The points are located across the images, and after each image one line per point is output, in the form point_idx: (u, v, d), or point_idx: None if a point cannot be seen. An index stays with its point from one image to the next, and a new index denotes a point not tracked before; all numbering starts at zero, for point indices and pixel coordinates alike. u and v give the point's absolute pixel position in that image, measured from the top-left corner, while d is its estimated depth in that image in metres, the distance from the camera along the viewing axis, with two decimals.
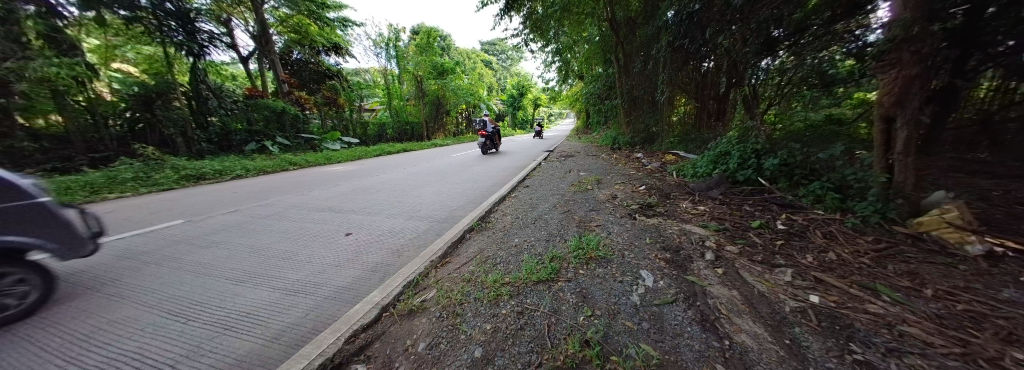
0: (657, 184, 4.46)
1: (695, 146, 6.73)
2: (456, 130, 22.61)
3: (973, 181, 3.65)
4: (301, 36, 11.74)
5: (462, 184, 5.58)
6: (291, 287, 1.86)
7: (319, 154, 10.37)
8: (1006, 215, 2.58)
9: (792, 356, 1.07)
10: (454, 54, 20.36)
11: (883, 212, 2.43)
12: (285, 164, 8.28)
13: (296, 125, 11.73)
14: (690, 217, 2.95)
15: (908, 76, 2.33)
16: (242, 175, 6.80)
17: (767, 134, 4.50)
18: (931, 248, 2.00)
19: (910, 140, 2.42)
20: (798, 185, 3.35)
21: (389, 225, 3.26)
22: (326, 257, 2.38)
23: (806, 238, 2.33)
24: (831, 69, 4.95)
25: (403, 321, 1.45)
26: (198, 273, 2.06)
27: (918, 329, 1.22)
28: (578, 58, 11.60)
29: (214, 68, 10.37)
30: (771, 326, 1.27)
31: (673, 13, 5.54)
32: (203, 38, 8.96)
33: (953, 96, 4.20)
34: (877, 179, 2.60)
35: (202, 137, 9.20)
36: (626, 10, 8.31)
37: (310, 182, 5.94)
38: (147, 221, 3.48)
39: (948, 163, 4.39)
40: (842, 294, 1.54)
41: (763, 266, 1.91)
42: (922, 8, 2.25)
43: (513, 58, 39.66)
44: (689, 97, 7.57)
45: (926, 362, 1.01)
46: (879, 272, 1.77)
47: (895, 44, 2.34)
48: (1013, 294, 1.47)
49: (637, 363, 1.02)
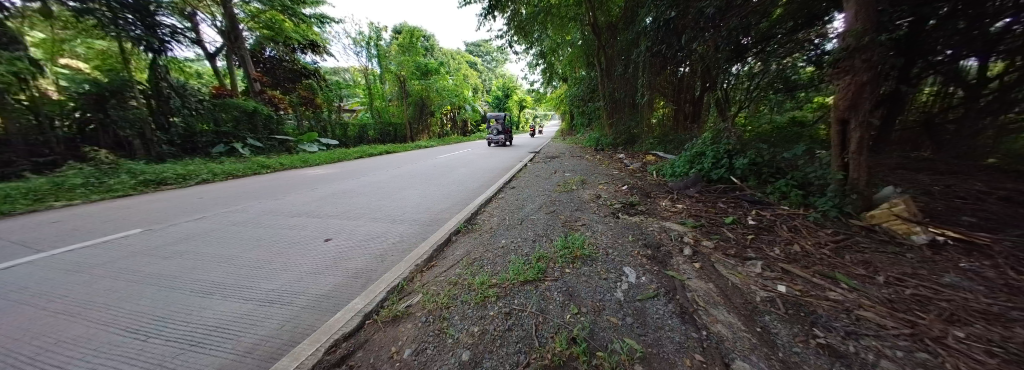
0: (639, 184, 4.62)
1: (672, 147, 7.03)
2: (440, 132, 22.58)
3: (917, 177, 4.04)
4: (275, 33, 11.13)
5: (449, 186, 5.54)
6: (264, 297, 1.77)
7: (294, 157, 9.95)
8: (945, 207, 2.88)
9: (763, 342, 1.15)
10: (438, 54, 20.09)
11: (841, 206, 2.65)
12: (256, 167, 7.85)
13: (268, 126, 11.14)
14: (670, 214, 3.08)
15: (860, 81, 2.56)
16: (209, 179, 6.42)
17: (737, 135, 4.78)
18: (883, 238, 2.20)
19: (862, 140, 2.66)
20: (765, 183, 3.58)
21: (373, 229, 3.19)
22: (304, 264, 2.29)
23: (773, 232, 2.49)
24: (793, 75, 5.24)
25: (388, 327, 1.43)
26: (162, 286, 1.92)
27: (873, 312, 1.35)
28: (562, 60, 11.85)
29: (176, 65, 9.68)
30: (743, 316, 1.35)
31: (652, 19, 5.65)
32: (164, 33, 8.31)
33: (898, 101, 4.67)
34: (833, 176, 2.84)
35: (163, 139, 8.47)
36: (607, 15, 8.64)
37: (286, 187, 5.68)
38: (104, 231, 3.20)
39: (896, 161, 4.84)
40: (806, 283, 1.67)
41: (736, 259, 2.02)
42: (869, 20, 2.49)
43: (497, 59, 39.66)
44: (666, 101, 7.96)
45: (879, 343, 1.12)
46: (838, 262, 1.93)
47: (849, 53, 2.56)
48: (953, 279, 1.65)
49: (622, 357, 1.06)
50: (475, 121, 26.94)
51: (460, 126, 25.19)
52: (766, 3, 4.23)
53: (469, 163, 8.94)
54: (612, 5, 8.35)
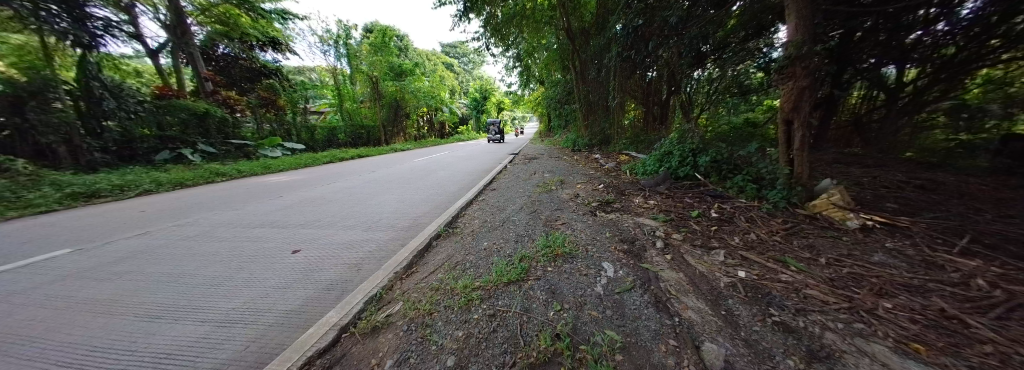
0: (614, 183, 4.81)
1: (643, 147, 7.41)
2: (415, 134, 22.06)
3: (849, 170, 4.60)
4: (229, 29, 10.31)
5: (427, 190, 5.44)
6: (224, 317, 1.63)
7: (254, 163, 9.20)
8: (872, 196, 3.32)
9: (727, 323, 1.27)
10: (412, 55, 19.59)
11: (789, 197, 2.97)
12: (209, 174, 7.17)
13: (222, 130, 10.21)
14: (643, 210, 3.26)
15: (800, 86, 2.88)
16: (152, 191, 5.75)
17: (700, 135, 5.13)
18: (824, 225, 2.49)
19: (803, 139, 3.00)
20: (725, 178, 3.89)
21: (347, 237, 3.05)
22: (269, 279, 2.14)
23: (733, 223, 2.72)
24: (746, 80, 5.77)
25: (366, 340, 1.38)
26: (98, 312, 1.69)
27: (817, 291, 1.53)
28: (538, 63, 12.05)
29: (109, 61, 8.62)
30: (709, 301, 1.48)
31: (621, 26, 5.95)
32: (96, 26, 7.35)
33: (832, 103, 5.29)
34: (782, 170, 3.16)
35: (96, 145, 7.52)
36: (580, 21, 8.97)
37: (247, 195, 5.25)
38: (22, 252, 2.77)
39: (832, 156, 5.47)
40: (762, 268, 1.84)
41: (702, 249, 2.19)
42: (807, 31, 2.81)
43: (474, 61, 39.34)
44: (637, 104, 8.40)
45: (822, 317, 1.28)
46: (788, 247, 2.15)
47: (791, 60, 2.87)
48: (879, 258, 1.91)
49: (603, 349, 1.12)
50: (452, 123, 26.61)
51: (437, 128, 24.74)
52: (722, 14, 4.61)
53: (448, 166, 8.77)
54: (585, 11, 8.68)
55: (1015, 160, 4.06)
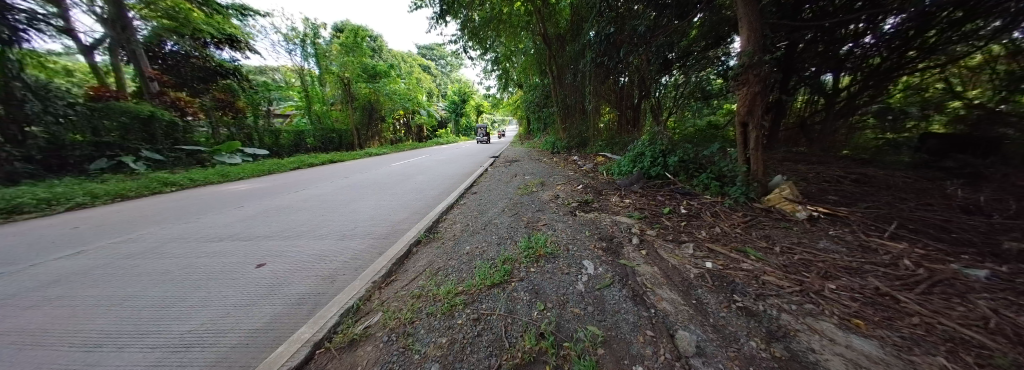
0: (592, 183, 4.97)
1: (617, 149, 7.76)
2: (392, 138, 21.44)
3: (798, 167, 5.10)
4: (179, 24, 9.34)
5: (405, 195, 5.29)
6: (179, 341, 1.48)
7: (210, 170, 8.43)
8: (817, 189, 3.71)
9: (697, 312, 1.37)
10: (386, 56, 19.00)
11: (748, 193, 3.24)
12: (157, 184, 6.49)
13: (171, 135, 9.27)
14: (619, 209, 3.40)
15: (753, 92, 3.18)
16: (85, 204, 5.08)
17: (669, 136, 5.46)
18: (777, 217, 2.75)
19: (757, 139, 3.31)
20: (692, 177, 4.16)
21: (320, 248, 2.89)
22: (230, 297, 1.97)
23: (700, 218, 2.92)
24: (708, 86, 6.24)
25: (343, 354, 1.33)
26: (18, 345, 1.47)
27: (773, 277, 1.68)
28: (516, 67, 12.20)
29: (32, 58, 7.57)
30: (681, 292, 1.58)
31: (594, 33, 6.21)
32: (16, 19, 6.65)
33: (781, 106, 5.86)
34: (740, 168, 3.45)
35: (17, 154, 6.60)
36: (555, 27, 9.25)
37: (202, 206, 4.81)
38: None
39: (783, 155, 6.05)
40: (726, 258, 2.00)
41: (673, 243, 2.34)
42: (757, 43, 3.10)
43: (452, 64, 38.89)
44: (611, 107, 8.76)
45: (777, 300, 1.42)
46: (748, 238, 2.35)
47: (744, 68, 3.15)
48: (824, 244, 2.14)
49: (585, 344, 1.17)
50: (429, 126, 26.13)
51: (414, 131, 24.17)
52: (685, 25, 4.95)
53: (427, 171, 8.58)
54: (560, 18, 8.97)
55: (927, 156, 4.72)
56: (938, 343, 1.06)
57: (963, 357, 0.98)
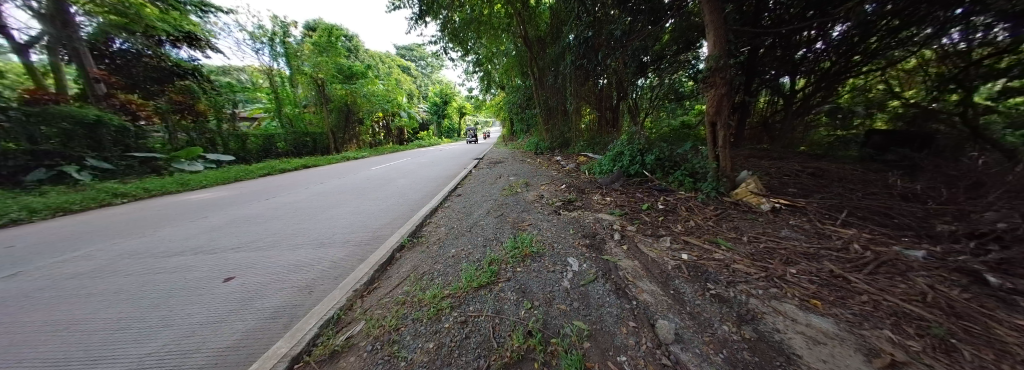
0: (575, 182, 5.09)
1: (598, 148, 7.98)
2: (371, 141, 20.77)
3: (762, 163, 5.48)
4: (129, 20, 8.63)
5: (387, 199, 5.16)
6: (138, 365, 1.37)
7: (169, 179, 7.79)
8: (780, 183, 4.01)
9: (675, 301, 1.45)
10: (364, 56, 18.43)
11: (718, 188, 3.46)
12: (106, 196, 5.91)
13: (121, 142, 8.52)
14: (601, 207, 3.51)
15: (720, 93, 3.40)
16: (21, 220, 4.55)
17: (646, 136, 5.69)
18: (744, 209, 2.96)
19: (725, 137, 3.53)
20: (669, 174, 4.37)
21: (295, 257, 2.76)
22: (195, 315, 1.84)
23: (676, 213, 3.08)
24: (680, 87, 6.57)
25: (324, 367, 1.29)
26: None
27: (742, 265, 1.81)
28: (498, 69, 12.24)
29: None
30: (660, 283, 1.67)
31: (574, 36, 6.37)
32: None
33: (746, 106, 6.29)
34: (711, 165, 3.66)
35: None
36: (535, 29, 9.39)
37: (161, 218, 4.46)
38: None
39: (749, 151, 6.48)
40: (700, 249, 2.13)
41: (652, 237, 2.46)
42: (722, 48, 3.32)
43: (433, 65, 38.25)
44: (592, 109, 8.97)
45: (745, 286, 1.54)
46: (720, 230, 2.51)
47: (712, 71, 3.36)
48: (786, 233, 2.33)
49: (572, 338, 1.21)
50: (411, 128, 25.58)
51: (395, 133, 23.56)
52: (658, 30, 5.20)
53: (409, 174, 8.39)
54: (539, 20, 9.13)
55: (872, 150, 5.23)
56: (884, 317, 1.20)
57: (905, 329, 1.11)
